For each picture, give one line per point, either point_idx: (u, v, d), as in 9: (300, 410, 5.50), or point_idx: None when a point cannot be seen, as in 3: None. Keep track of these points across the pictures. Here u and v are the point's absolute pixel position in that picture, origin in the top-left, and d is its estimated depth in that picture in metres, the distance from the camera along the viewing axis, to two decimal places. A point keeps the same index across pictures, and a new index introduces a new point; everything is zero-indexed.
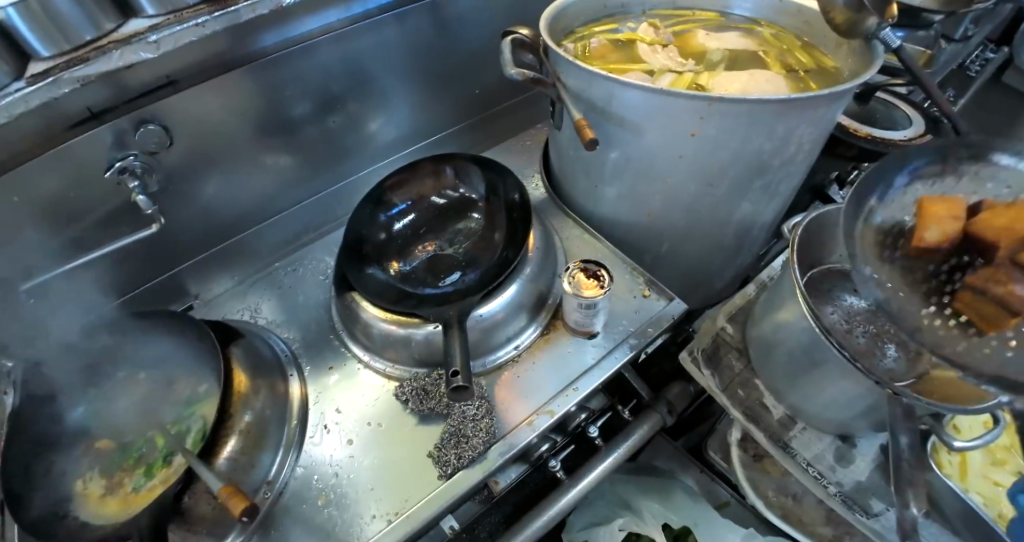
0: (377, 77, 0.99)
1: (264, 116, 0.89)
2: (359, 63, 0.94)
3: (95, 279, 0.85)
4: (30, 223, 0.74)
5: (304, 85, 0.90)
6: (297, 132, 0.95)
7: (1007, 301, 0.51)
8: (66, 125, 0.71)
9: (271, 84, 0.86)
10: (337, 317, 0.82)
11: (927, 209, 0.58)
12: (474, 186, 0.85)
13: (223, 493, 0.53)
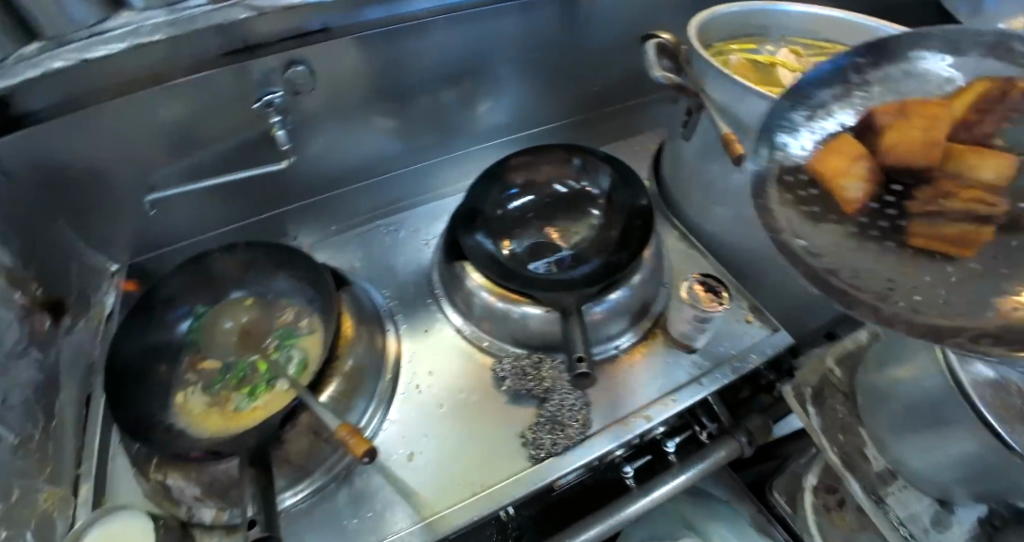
0: (496, 61, 0.99)
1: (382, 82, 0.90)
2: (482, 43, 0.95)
3: (203, 203, 0.88)
4: (167, 138, 0.78)
5: (422, 57, 0.91)
6: (411, 100, 0.96)
7: (849, 192, 0.50)
8: (218, 52, 0.75)
9: (394, 51, 0.87)
10: (441, 285, 0.82)
11: (831, 170, 0.51)
12: (597, 181, 0.83)
13: (343, 431, 0.55)
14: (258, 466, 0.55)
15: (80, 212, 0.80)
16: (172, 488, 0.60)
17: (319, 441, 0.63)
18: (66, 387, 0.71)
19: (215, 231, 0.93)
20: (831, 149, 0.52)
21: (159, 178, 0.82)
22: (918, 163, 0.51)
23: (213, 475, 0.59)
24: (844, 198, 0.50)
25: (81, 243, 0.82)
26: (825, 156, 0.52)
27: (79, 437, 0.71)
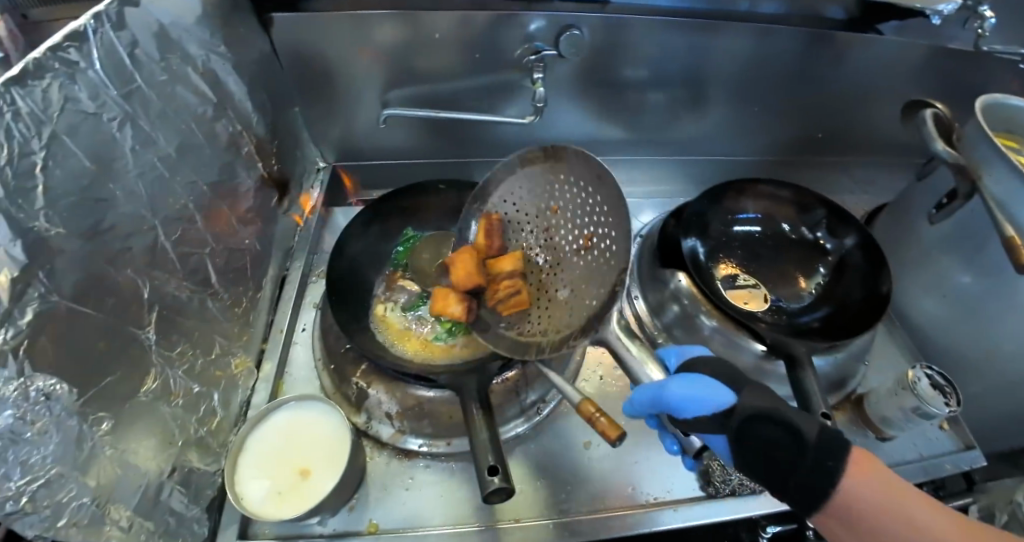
0: (715, 78, 0.92)
1: (597, 67, 0.86)
2: (698, 57, 0.88)
3: (415, 130, 0.88)
4: (419, 61, 0.79)
5: (644, 52, 0.85)
6: (619, 91, 0.91)
7: (509, 291, 0.57)
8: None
9: (615, 40, 0.82)
10: (637, 284, 0.78)
11: (442, 309, 0.58)
12: (835, 235, 0.76)
13: (588, 407, 0.49)
14: (485, 413, 0.52)
15: (316, 103, 0.83)
16: (369, 398, 0.60)
17: (515, 398, 0.63)
18: (272, 262, 0.73)
19: (413, 158, 0.93)
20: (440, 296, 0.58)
21: (393, 97, 0.83)
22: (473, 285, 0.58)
23: (408, 395, 0.60)
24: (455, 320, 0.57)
25: (304, 133, 0.85)
26: (437, 303, 0.58)
27: (271, 313, 0.72)
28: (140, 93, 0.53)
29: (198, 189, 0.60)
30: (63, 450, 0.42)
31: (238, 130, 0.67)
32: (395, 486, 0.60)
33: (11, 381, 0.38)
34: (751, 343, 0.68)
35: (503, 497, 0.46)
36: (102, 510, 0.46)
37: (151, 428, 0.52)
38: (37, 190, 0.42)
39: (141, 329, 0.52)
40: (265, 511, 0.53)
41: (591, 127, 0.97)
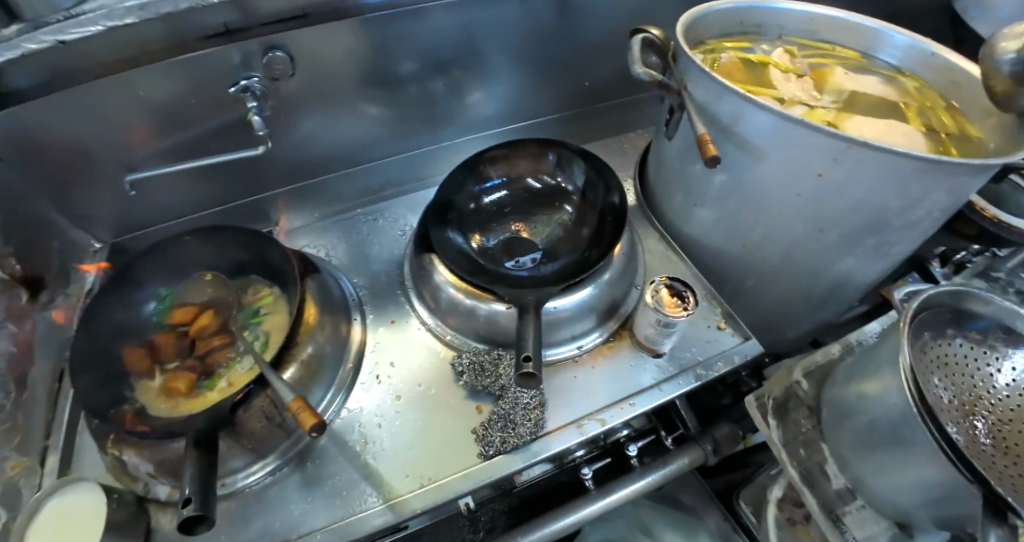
0: (487, 49, 0.95)
1: (376, 69, 0.89)
2: (472, 30, 0.91)
3: (177, 187, 0.89)
4: (146, 121, 0.79)
5: (415, 42, 0.88)
6: (402, 88, 0.94)
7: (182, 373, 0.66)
8: (201, 35, 0.75)
9: (387, 36, 0.85)
10: (410, 276, 0.81)
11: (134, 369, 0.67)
12: (570, 174, 0.82)
13: (295, 405, 0.54)
14: (201, 450, 0.54)
15: (65, 190, 0.82)
16: (126, 464, 0.62)
17: (273, 425, 0.63)
18: (38, 360, 0.74)
19: (193, 216, 0.94)
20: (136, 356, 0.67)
21: (139, 161, 0.84)
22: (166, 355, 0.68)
23: (160, 453, 0.61)
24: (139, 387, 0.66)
25: (65, 221, 0.84)
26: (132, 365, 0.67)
27: (50, 411, 0.73)
28: None
29: None
30: None
31: None
32: (181, 538, 0.62)
33: None
34: (498, 304, 0.70)
35: (208, 523, 0.51)
36: None
37: None
38: None
39: None
40: None
41: (379, 133, 0.98)
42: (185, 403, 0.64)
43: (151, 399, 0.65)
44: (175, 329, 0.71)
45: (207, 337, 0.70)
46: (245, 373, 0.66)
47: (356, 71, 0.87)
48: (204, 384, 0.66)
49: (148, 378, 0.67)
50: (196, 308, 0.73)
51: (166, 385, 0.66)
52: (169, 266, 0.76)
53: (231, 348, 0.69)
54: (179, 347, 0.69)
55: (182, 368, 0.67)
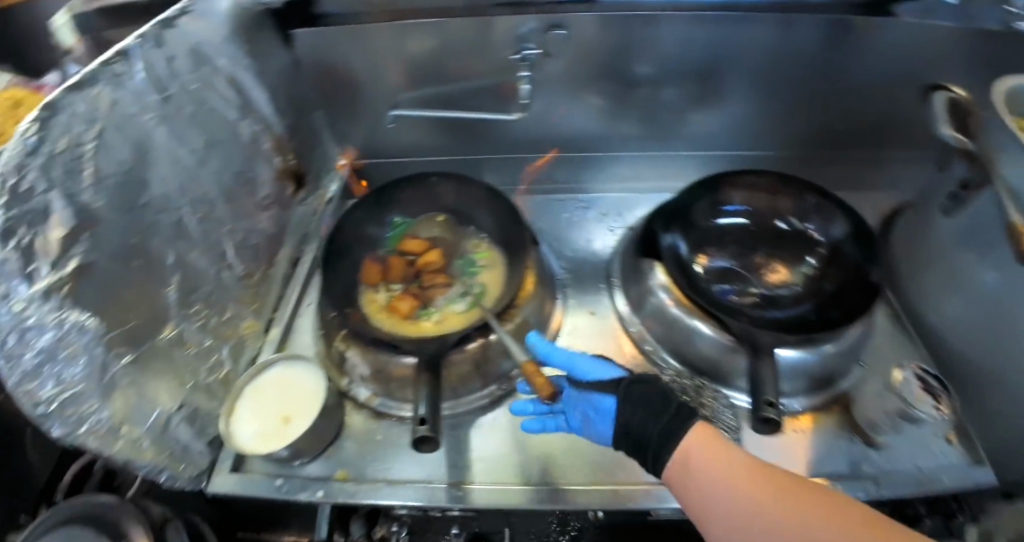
0: (728, 69, 0.91)
1: (613, 66, 0.89)
2: (716, 48, 0.87)
3: (421, 131, 0.97)
4: (424, 66, 0.87)
5: (658, 47, 0.87)
6: (636, 89, 0.93)
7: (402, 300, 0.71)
8: (492, 3, 0.81)
9: (631, 38, 0.85)
10: (619, 276, 0.81)
11: (366, 279, 0.73)
12: (824, 224, 0.73)
13: (530, 369, 0.61)
14: (433, 373, 0.58)
15: (336, 110, 0.93)
16: (347, 361, 0.68)
17: (478, 372, 0.67)
18: (286, 244, 0.83)
19: (424, 160, 1.02)
20: (370, 269, 0.74)
21: (402, 101, 0.92)
22: (393, 278, 0.74)
23: (379, 359, 0.66)
24: (366, 299, 0.72)
25: (326, 134, 0.96)
26: (365, 275, 0.74)
27: (282, 289, 0.82)
28: (176, 98, 0.66)
29: (221, 179, 0.72)
30: (90, 371, 0.53)
31: (259, 129, 0.78)
32: (368, 441, 0.68)
33: (51, 311, 0.50)
34: (719, 334, 0.67)
35: (432, 446, 0.54)
36: (115, 429, 0.56)
37: (165, 370, 0.63)
38: (82, 171, 0.55)
39: (164, 288, 0.63)
40: (250, 446, 0.62)
41: (604, 126, 0.99)
42: (402, 324, 0.69)
43: (376, 312, 0.71)
44: (407, 256, 0.76)
45: (432, 273, 0.75)
46: (461, 316, 0.69)
47: (606, 66, 0.88)
48: (420, 313, 0.71)
49: (377, 292, 0.73)
50: (425, 243, 0.77)
51: (390, 304, 0.71)
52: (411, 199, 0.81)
53: (451, 289, 0.73)
54: (405, 273, 0.75)
55: (406, 293, 0.72)
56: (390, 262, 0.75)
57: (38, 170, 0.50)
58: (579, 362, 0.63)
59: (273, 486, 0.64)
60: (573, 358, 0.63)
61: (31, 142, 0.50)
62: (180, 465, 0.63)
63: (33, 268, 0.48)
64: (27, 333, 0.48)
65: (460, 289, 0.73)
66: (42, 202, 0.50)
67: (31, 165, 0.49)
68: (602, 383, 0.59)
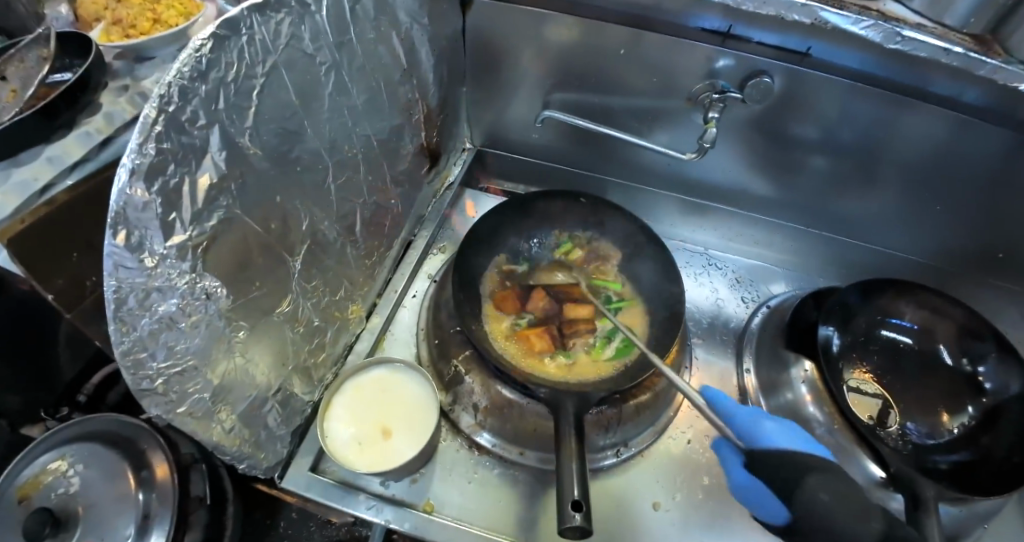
0: (887, 160, 0.78)
1: (767, 119, 0.78)
2: (883, 132, 0.75)
3: (565, 136, 0.89)
4: (596, 72, 0.78)
5: (821, 110, 0.74)
6: (787, 149, 0.81)
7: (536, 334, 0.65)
8: (700, 28, 0.71)
9: (796, 93, 0.73)
10: (751, 356, 0.75)
11: (499, 301, 0.69)
12: (996, 373, 0.66)
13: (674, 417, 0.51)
14: (579, 444, 0.50)
15: (481, 89, 0.86)
16: (462, 385, 0.63)
17: (604, 433, 0.62)
18: (406, 224, 0.76)
19: (555, 165, 0.94)
20: (505, 294, 0.69)
21: (555, 99, 0.84)
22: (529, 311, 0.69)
23: (498, 395, 0.61)
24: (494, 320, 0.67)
25: (463, 112, 0.89)
26: (498, 297, 0.69)
27: (390, 272, 0.75)
28: (350, 45, 0.58)
29: (369, 144, 0.64)
30: (205, 346, 0.47)
31: (415, 97, 0.70)
32: (459, 474, 0.62)
33: (185, 274, 0.44)
34: (867, 462, 0.62)
35: (576, 533, 0.46)
36: (214, 407, 0.50)
37: (272, 348, 0.56)
38: (249, 110, 0.48)
39: (291, 257, 0.56)
40: (346, 456, 0.55)
41: (737, 178, 0.87)
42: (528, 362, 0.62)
43: (503, 340, 0.65)
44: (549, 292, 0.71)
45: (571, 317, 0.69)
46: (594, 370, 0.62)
47: (794, 128, 0.78)
48: (551, 351, 0.64)
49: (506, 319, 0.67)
50: (568, 285, 0.73)
51: (520, 336, 0.65)
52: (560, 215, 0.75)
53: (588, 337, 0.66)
54: (543, 308, 0.69)
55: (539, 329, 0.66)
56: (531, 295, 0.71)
57: (201, 100, 0.43)
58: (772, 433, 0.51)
59: (355, 501, 0.58)
60: (760, 424, 0.52)
61: (202, 63, 0.43)
62: (260, 453, 0.56)
63: (173, 219, 0.42)
64: (151, 295, 0.42)
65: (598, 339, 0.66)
66: (202, 136, 0.44)
67: (197, 89, 0.43)
68: (770, 462, 0.47)
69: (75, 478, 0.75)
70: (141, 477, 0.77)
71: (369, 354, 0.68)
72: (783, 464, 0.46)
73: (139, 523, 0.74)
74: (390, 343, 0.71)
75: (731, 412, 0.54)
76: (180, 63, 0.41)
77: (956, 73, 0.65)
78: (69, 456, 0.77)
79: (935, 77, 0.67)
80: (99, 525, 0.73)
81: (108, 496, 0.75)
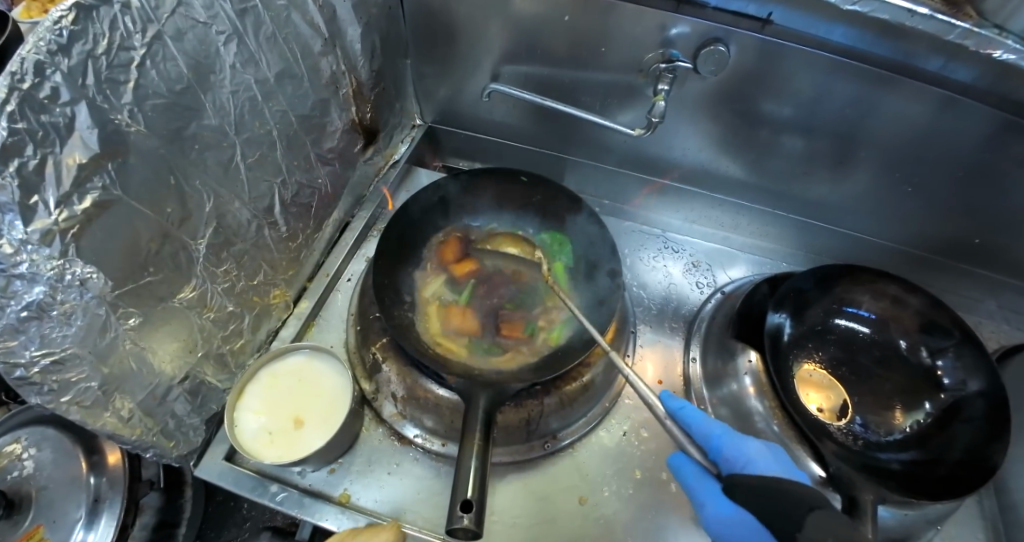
0: (860, 140, 0.72)
1: (731, 95, 0.72)
2: (854, 110, 0.69)
3: (517, 112, 0.84)
4: (542, 42, 0.74)
5: (787, 84, 0.69)
6: (753, 127, 0.75)
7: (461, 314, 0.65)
8: None
9: (761, 66, 0.67)
10: (698, 344, 0.71)
11: (443, 260, 0.70)
12: (955, 368, 0.63)
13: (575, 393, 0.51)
14: (484, 439, 0.48)
15: (427, 60, 0.81)
16: (381, 372, 0.61)
17: (529, 425, 0.60)
18: (339, 205, 0.74)
19: (510, 143, 0.89)
20: (451, 255, 0.70)
21: (504, 71, 0.79)
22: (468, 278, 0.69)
23: (419, 386, 0.59)
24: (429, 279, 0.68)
25: (410, 87, 0.85)
26: (444, 255, 0.70)
27: (323, 255, 0.74)
28: (255, 12, 0.54)
29: (286, 119, 0.61)
30: (84, 335, 0.45)
31: (341, 70, 0.67)
32: (379, 465, 0.60)
33: (51, 260, 0.41)
34: (809, 461, 0.59)
35: (467, 534, 0.44)
36: (107, 397, 0.48)
37: (175, 334, 0.54)
38: (127, 84, 0.45)
39: (193, 241, 0.54)
40: (255, 447, 0.54)
41: (700, 157, 0.82)
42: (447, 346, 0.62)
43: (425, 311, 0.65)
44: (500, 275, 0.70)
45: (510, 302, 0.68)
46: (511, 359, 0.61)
47: (754, 101, 0.72)
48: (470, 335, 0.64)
49: (443, 299, 0.67)
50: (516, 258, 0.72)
51: (448, 314, 0.66)
52: (501, 195, 0.74)
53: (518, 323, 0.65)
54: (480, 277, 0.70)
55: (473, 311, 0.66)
56: (480, 275, 0.70)
57: (64, 75, 0.40)
58: (754, 453, 0.52)
59: (267, 492, 0.56)
60: (743, 443, 0.53)
61: (62, 35, 0.40)
62: (170, 442, 0.55)
63: (35, 202, 0.40)
64: (14, 283, 0.40)
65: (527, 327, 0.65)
66: (66, 114, 0.41)
67: (58, 64, 0.40)
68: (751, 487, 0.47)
69: (28, 462, 0.70)
70: (91, 461, 0.71)
71: (295, 340, 0.67)
72: (772, 498, 0.46)
73: (89, 506, 0.69)
74: (320, 328, 0.70)
75: (709, 433, 0.55)
76: (35, 35, 0.38)
77: (937, 44, 0.59)
78: (23, 439, 0.71)
79: (919, 51, 0.61)
80: (48, 508, 0.68)
81: (60, 479, 0.70)
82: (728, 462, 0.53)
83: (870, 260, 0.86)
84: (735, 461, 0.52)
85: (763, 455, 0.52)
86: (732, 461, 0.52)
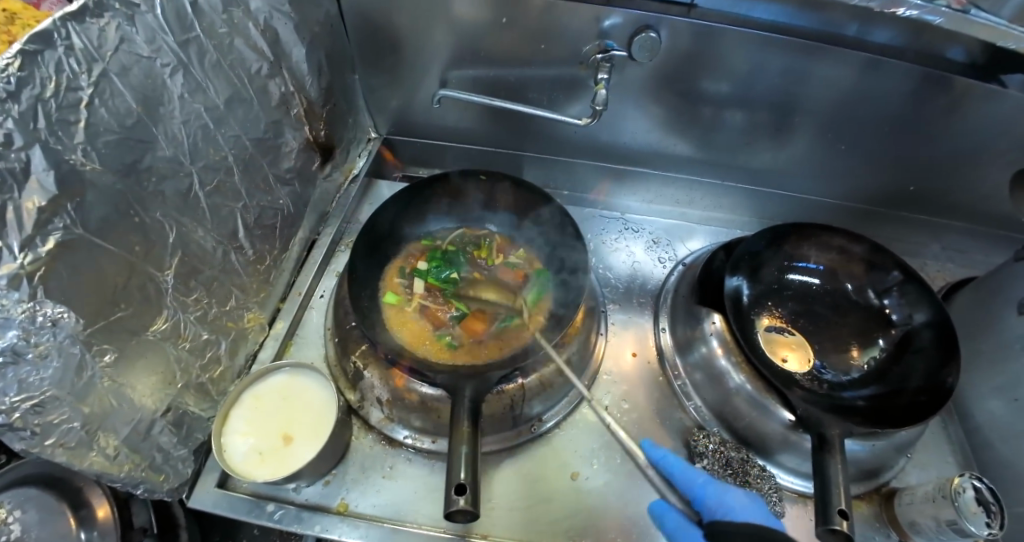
0: (795, 108, 0.77)
1: (670, 77, 0.76)
2: (785, 79, 0.73)
3: (468, 115, 0.86)
4: (483, 47, 0.76)
5: (722, 63, 0.73)
6: (693, 105, 0.79)
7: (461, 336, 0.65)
8: None
9: (699, 49, 0.71)
10: (666, 314, 0.75)
11: (399, 318, 0.67)
12: (902, 305, 0.68)
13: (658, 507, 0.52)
14: (473, 427, 0.50)
15: (374, 74, 0.83)
16: (363, 380, 0.62)
17: (512, 411, 0.62)
18: (304, 224, 0.76)
19: (465, 145, 0.91)
20: (402, 314, 0.67)
21: (452, 77, 0.81)
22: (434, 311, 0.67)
23: (403, 387, 0.60)
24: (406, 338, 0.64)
25: (361, 102, 0.86)
26: (396, 317, 0.66)
27: (294, 274, 0.75)
28: (197, 42, 0.55)
29: (240, 143, 0.62)
30: (61, 376, 0.45)
31: (289, 90, 0.68)
32: (373, 470, 0.61)
33: (21, 303, 0.41)
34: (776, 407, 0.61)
35: (467, 518, 0.46)
36: (91, 437, 0.48)
37: (152, 368, 0.54)
38: (78, 123, 0.45)
39: (160, 272, 0.54)
40: (246, 468, 0.55)
41: (648, 140, 0.85)
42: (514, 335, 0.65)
43: (439, 354, 0.63)
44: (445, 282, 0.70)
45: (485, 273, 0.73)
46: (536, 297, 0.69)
47: (690, 80, 0.76)
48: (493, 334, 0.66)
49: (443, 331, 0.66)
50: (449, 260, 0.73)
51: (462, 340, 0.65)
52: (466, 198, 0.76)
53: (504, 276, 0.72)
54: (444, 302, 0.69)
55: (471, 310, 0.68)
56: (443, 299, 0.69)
57: (15, 120, 0.40)
58: (736, 504, 0.54)
59: (264, 512, 0.57)
60: (726, 495, 0.54)
61: (10, 82, 0.40)
62: (159, 476, 0.54)
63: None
64: None
65: (508, 270, 0.73)
66: (21, 158, 0.41)
67: (7, 109, 0.40)
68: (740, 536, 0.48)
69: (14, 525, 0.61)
70: (80, 516, 0.63)
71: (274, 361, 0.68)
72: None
73: None
74: (297, 346, 0.71)
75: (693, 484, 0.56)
76: None
77: (855, 11, 0.68)
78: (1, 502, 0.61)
79: (840, 18, 0.69)
80: None
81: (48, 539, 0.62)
82: (713, 513, 0.54)
83: (815, 218, 0.92)
84: (721, 512, 0.53)
85: (743, 505, 0.54)
86: (720, 510, 0.53)
